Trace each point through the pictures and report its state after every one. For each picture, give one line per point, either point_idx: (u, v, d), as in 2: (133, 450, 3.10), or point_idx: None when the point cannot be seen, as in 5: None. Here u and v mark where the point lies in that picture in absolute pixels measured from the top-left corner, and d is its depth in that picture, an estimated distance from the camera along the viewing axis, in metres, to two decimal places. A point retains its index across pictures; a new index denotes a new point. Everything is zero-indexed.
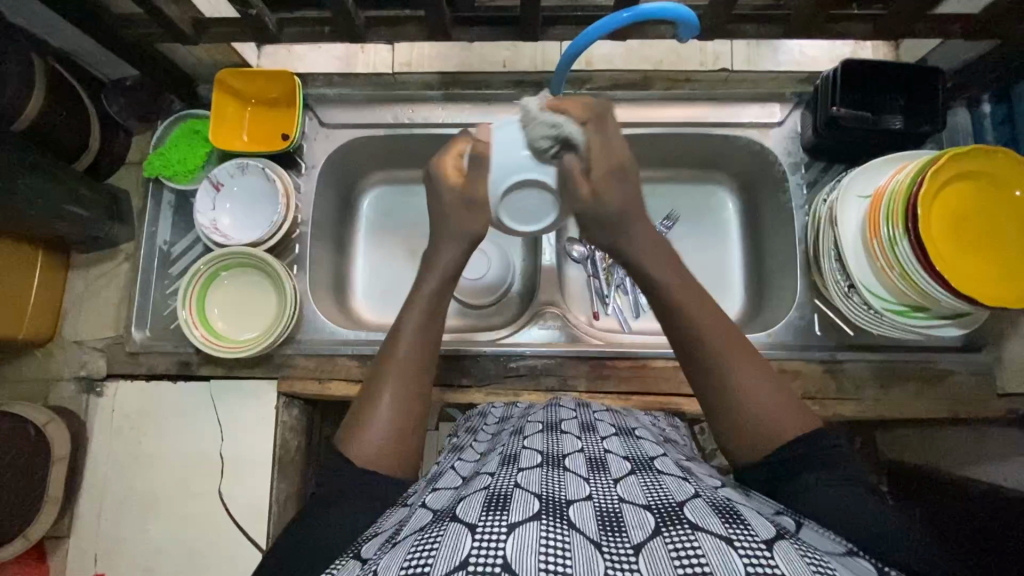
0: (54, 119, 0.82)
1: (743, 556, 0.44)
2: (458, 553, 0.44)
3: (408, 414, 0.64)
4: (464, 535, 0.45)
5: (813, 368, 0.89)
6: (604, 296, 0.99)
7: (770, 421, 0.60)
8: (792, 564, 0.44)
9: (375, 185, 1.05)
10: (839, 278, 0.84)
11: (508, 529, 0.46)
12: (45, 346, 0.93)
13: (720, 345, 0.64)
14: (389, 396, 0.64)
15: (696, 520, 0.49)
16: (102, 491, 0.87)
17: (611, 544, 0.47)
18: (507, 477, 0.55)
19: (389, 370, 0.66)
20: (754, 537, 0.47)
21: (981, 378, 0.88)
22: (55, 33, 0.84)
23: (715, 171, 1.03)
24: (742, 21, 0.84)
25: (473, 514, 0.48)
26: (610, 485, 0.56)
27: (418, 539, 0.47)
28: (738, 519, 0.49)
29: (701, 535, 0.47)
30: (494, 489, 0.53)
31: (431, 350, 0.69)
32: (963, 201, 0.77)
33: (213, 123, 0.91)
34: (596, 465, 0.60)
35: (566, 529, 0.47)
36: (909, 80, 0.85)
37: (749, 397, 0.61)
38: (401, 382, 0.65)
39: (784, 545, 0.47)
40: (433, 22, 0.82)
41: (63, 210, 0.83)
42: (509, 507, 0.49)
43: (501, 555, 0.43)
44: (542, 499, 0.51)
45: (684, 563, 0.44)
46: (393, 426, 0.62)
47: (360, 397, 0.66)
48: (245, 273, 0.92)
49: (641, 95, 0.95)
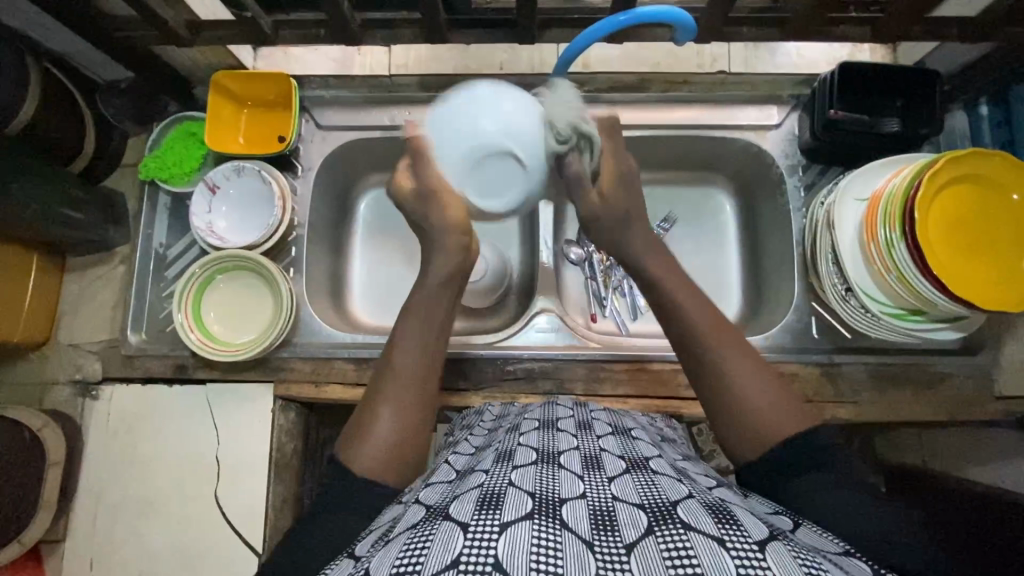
0: (48, 121, 0.82)
1: (734, 557, 0.44)
2: (449, 554, 0.43)
3: (413, 415, 0.65)
4: (455, 534, 0.45)
5: (810, 371, 0.88)
6: (602, 298, 0.98)
7: (770, 414, 0.61)
8: (784, 564, 0.44)
9: (371, 187, 1.05)
10: (836, 281, 0.84)
11: (500, 528, 0.45)
12: (41, 349, 0.92)
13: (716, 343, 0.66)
14: (392, 405, 0.65)
15: (689, 520, 0.48)
16: (98, 494, 0.87)
17: (603, 543, 0.47)
18: (501, 475, 0.55)
19: (391, 379, 0.67)
20: (746, 537, 0.46)
21: (978, 381, 0.88)
22: (49, 35, 0.84)
23: (712, 173, 1.03)
24: (739, 24, 0.83)
25: (465, 512, 0.48)
26: (605, 483, 0.56)
27: (411, 537, 0.47)
28: (730, 517, 0.49)
29: (694, 535, 0.46)
30: (488, 487, 0.53)
31: (433, 358, 0.70)
32: (960, 202, 0.77)
33: (209, 125, 0.91)
34: (591, 463, 0.60)
35: (558, 528, 0.47)
36: (907, 83, 0.85)
37: (746, 392, 0.62)
38: (404, 390, 0.66)
39: (777, 545, 0.46)
40: (429, 26, 0.82)
41: (57, 213, 0.82)
42: (502, 505, 0.48)
43: (491, 554, 0.43)
44: (535, 497, 0.50)
45: (675, 563, 0.44)
46: (397, 433, 0.63)
47: (360, 407, 0.66)
48: (241, 275, 0.91)
49: (638, 98, 0.95)
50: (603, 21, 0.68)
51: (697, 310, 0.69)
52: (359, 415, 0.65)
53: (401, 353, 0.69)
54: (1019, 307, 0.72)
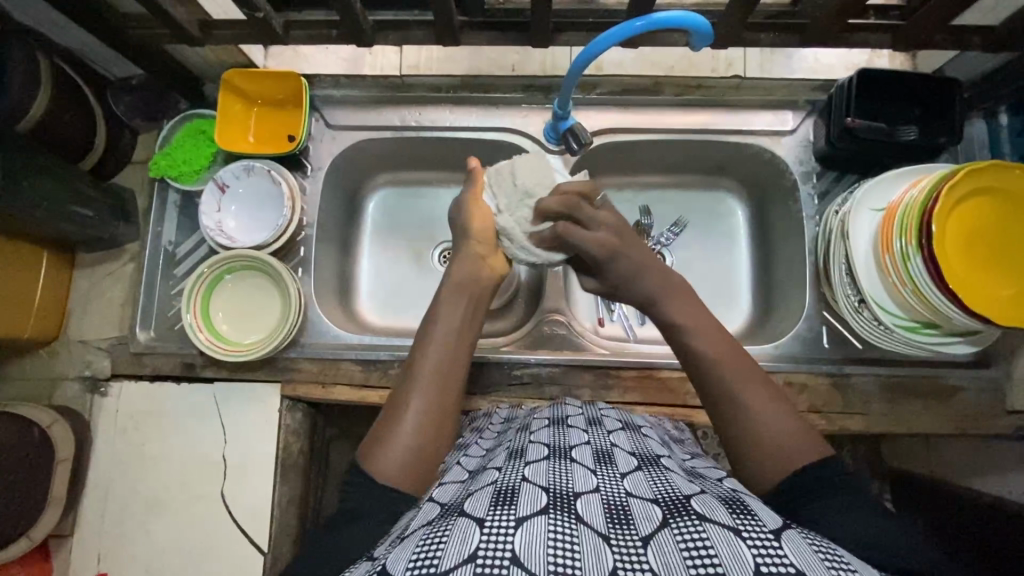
0: (59, 119, 0.82)
1: (751, 546, 0.44)
2: (466, 548, 0.43)
3: (435, 424, 0.64)
4: (472, 529, 0.45)
5: (819, 381, 0.88)
6: (609, 301, 0.98)
7: (790, 442, 0.60)
8: (802, 555, 0.44)
9: (381, 186, 1.04)
10: (850, 293, 0.83)
11: (516, 522, 0.45)
12: (50, 345, 0.93)
13: (736, 372, 0.65)
14: (417, 409, 0.64)
15: (704, 511, 0.48)
16: (105, 490, 0.87)
17: (619, 537, 0.46)
18: (515, 472, 0.54)
19: (416, 383, 0.66)
20: (761, 527, 0.46)
21: (990, 395, 0.86)
22: (60, 32, 0.84)
23: (725, 178, 1.02)
24: (757, 29, 0.82)
25: (481, 508, 0.48)
26: (618, 479, 0.55)
27: (426, 534, 0.47)
28: (745, 509, 0.49)
29: (710, 526, 0.46)
30: (502, 483, 0.52)
31: (458, 365, 0.70)
32: (980, 215, 0.75)
33: (219, 122, 0.90)
34: (603, 458, 0.59)
35: (573, 522, 0.47)
36: (925, 91, 0.84)
37: (765, 420, 0.61)
38: (428, 395, 0.66)
39: (792, 534, 0.46)
40: (441, 26, 0.81)
41: (68, 212, 0.82)
42: (517, 500, 0.48)
43: (508, 548, 0.43)
44: (549, 492, 0.50)
45: (693, 557, 0.44)
46: (420, 437, 0.63)
47: (385, 411, 0.66)
48: (250, 276, 0.91)
49: (652, 100, 0.93)
50: (619, 27, 0.68)
51: (707, 335, 0.69)
52: (382, 423, 0.64)
53: (427, 359, 0.69)
54: None
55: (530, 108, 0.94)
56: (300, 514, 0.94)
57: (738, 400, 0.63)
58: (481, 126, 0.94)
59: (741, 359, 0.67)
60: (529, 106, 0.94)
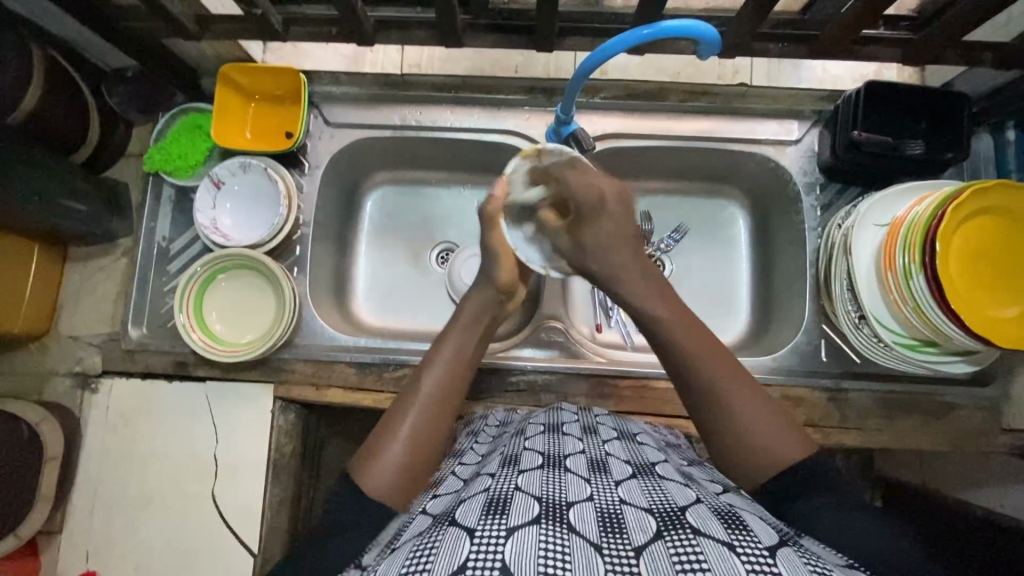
0: (51, 111, 0.80)
1: (744, 562, 0.43)
2: (456, 558, 0.43)
3: (427, 444, 0.63)
4: (463, 539, 0.45)
5: (816, 395, 0.87)
6: (607, 308, 0.97)
7: (774, 441, 0.59)
8: (795, 571, 0.43)
9: (379, 185, 1.03)
10: (850, 308, 0.82)
11: (507, 532, 0.45)
12: (41, 340, 0.92)
13: (704, 354, 0.64)
14: (417, 414, 0.65)
15: (698, 525, 0.47)
16: (95, 488, 0.87)
17: (611, 546, 0.45)
18: (507, 480, 0.54)
19: (412, 402, 0.66)
20: (756, 544, 0.46)
21: (986, 412, 0.86)
22: (52, 21, 0.81)
23: (727, 185, 1.00)
24: (766, 39, 0.81)
25: (472, 518, 0.47)
26: (612, 487, 0.55)
27: (417, 544, 0.47)
28: (740, 524, 0.48)
29: (704, 540, 0.45)
30: (494, 492, 0.52)
31: (460, 377, 0.70)
32: (979, 231, 0.74)
33: (216, 118, 0.89)
34: (597, 466, 0.59)
35: (565, 532, 0.46)
36: (932, 104, 0.83)
37: (743, 413, 0.61)
38: (429, 402, 0.66)
39: (787, 552, 0.46)
40: (445, 27, 0.79)
41: (60, 206, 0.81)
42: (509, 509, 0.48)
43: (499, 558, 0.42)
44: (542, 501, 0.49)
45: (685, 568, 0.43)
46: (410, 455, 0.62)
47: (380, 423, 0.65)
48: (243, 276, 0.90)
49: (656, 106, 0.92)
50: (625, 34, 0.66)
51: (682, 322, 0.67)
52: (375, 435, 0.64)
53: (425, 374, 0.68)
54: (1004, 340, 0.71)
55: (532, 111, 0.93)
56: (291, 516, 0.93)
57: (721, 410, 0.61)
58: (482, 127, 0.93)
59: (723, 356, 0.65)
60: (533, 109, 0.93)
